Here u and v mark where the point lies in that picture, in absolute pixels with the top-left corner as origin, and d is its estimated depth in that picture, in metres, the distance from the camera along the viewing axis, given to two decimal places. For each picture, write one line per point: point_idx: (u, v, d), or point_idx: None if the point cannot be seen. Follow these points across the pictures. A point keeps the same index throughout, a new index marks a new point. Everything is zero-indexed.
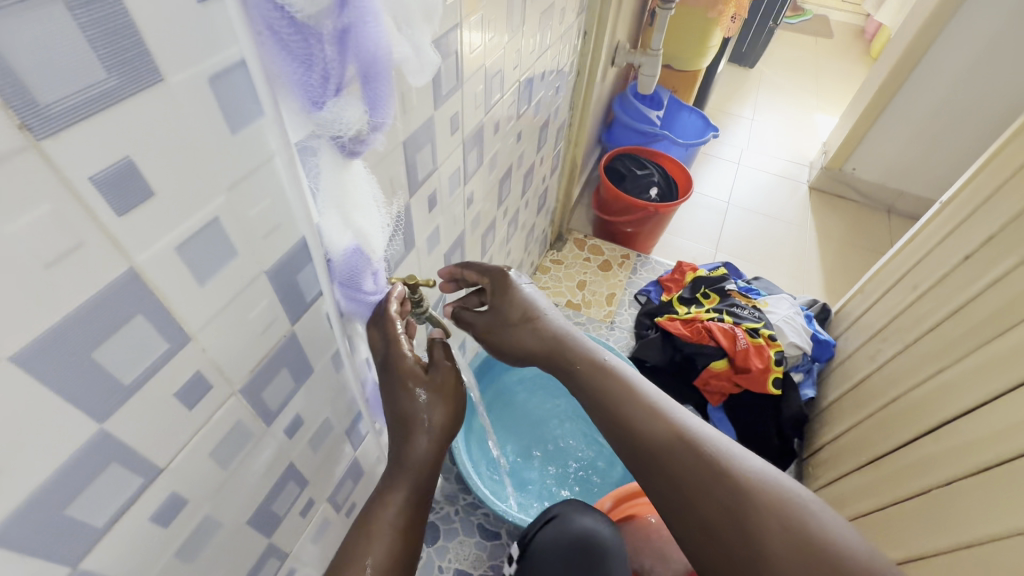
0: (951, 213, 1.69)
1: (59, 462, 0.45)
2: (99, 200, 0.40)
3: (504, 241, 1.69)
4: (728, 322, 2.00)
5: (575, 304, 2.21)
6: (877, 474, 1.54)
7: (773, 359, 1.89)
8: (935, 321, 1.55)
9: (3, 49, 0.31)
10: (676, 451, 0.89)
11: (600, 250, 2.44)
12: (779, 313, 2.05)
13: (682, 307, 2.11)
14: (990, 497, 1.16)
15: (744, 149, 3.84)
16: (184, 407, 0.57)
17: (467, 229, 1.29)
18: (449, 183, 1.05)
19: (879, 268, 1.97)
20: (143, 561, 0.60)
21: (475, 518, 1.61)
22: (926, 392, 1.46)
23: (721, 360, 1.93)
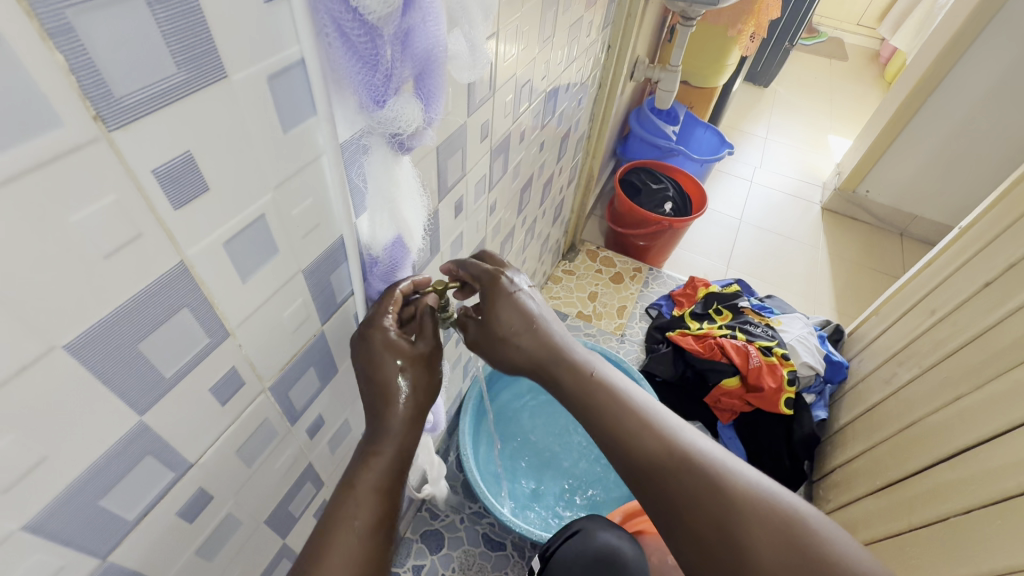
0: (971, 238, 1.69)
1: (99, 451, 0.45)
2: (158, 192, 0.40)
3: (521, 249, 1.69)
4: (741, 339, 1.98)
5: (586, 315, 2.20)
6: (892, 500, 1.52)
7: (786, 378, 1.88)
8: (952, 347, 1.55)
9: (85, 42, 0.31)
10: (676, 472, 0.79)
11: (613, 262, 2.43)
12: (793, 333, 2.04)
13: (694, 323, 2.10)
14: (1009, 527, 1.13)
15: (757, 167, 3.85)
16: (217, 403, 0.57)
17: (488, 236, 1.29)
18: (475, 190, 1.05)
19: (894, 291, 1.96)
20: (169, 556, 0.60)
21: (480, 527, 1.59)
22: (945, 417, 1.45)
23: (732, 378, 1.91)
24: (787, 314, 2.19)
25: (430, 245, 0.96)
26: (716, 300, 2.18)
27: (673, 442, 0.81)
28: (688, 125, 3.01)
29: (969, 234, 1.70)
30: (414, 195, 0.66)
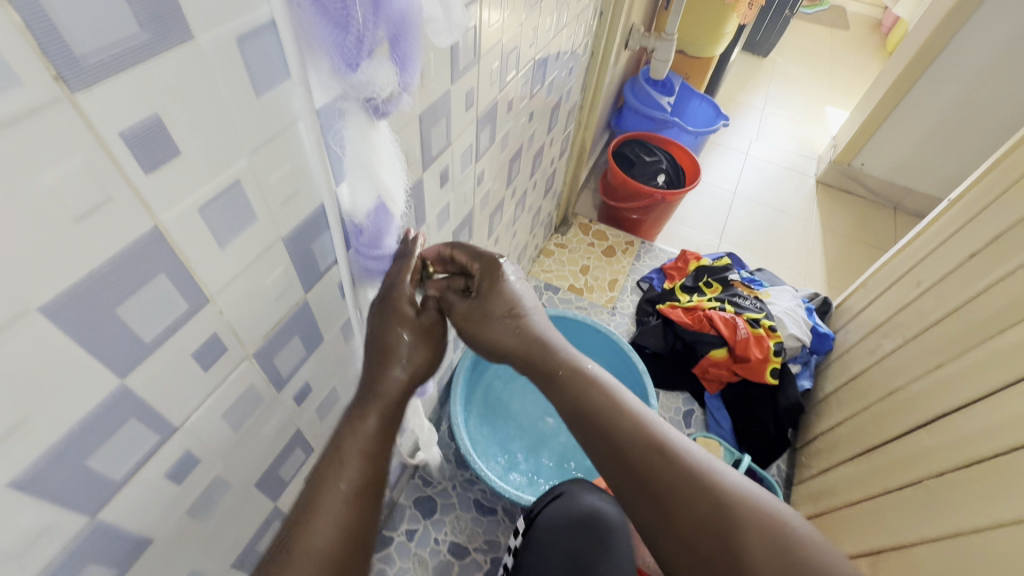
0: (957, 213, 1.98)
1: (76, 413, 0.61)
2: (116, 146, 0.53)
3: (511, 222, 1.70)
4: (730, 312, 2.01)
5: (578, 288, 2.21)
6: (866, 466, 1.85)
7: (771, 349, 1.91)
8: (935, 316, 1.84)
9: (62, 31, 0.44)
10: (652, 458, 1.10)
11: (605, 236, 2.44)
12: (781, 305, 2.06)
13: (684, 296, 2.13)
14: (993, 488, 1.35)
15: (753, 140, 3.82)
16: (200, 368, 0.78)
17: (475, 205, 1.32)
18: (460, 160, 1.11)
19: (885, 264, 2.26)
20: (189, 474, 0.86)
21: (470, 495, 2.06)
22: (925, 385, 1.75)
23: (720, 349, 1.95)
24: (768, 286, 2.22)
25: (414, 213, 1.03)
26: (707, 274, 2.20)
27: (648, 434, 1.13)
28: (683, 97, 2.98)
29: (961, 205, 1.98)
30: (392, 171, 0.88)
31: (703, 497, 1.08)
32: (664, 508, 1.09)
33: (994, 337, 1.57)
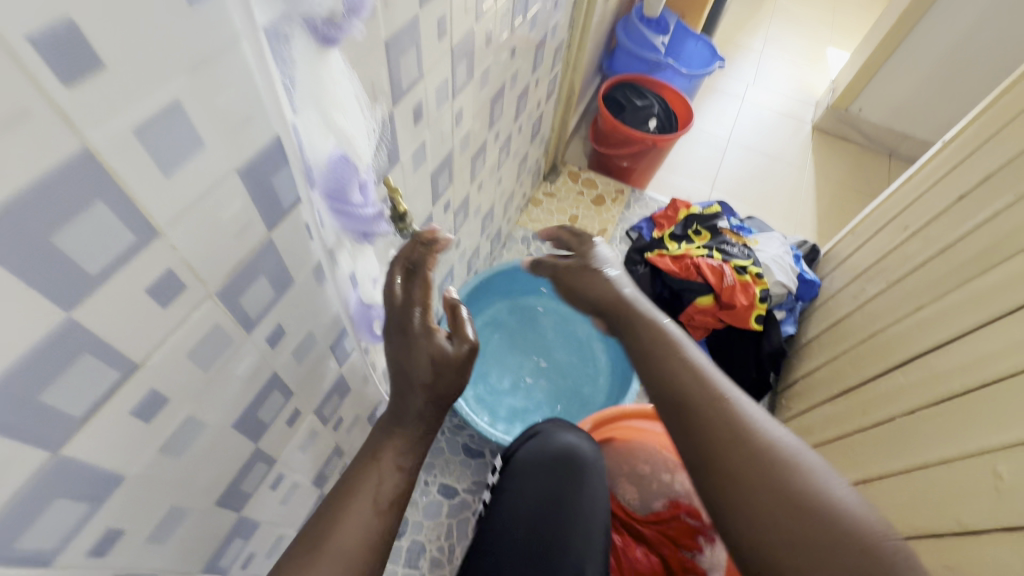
0: (950, 154, 2.20)
1: (35, 341, 0.72)
2: (36, 59, 0.57)
3: (495, 167, 1.79)
4: (717, 259, 2.02)
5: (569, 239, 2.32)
6: (848, 403, 2.20)
7: (757, 295, 1.94)
8: (916, 262, 2.15)
9: None
10: (700, 401, 1.37)
11: (594, 184, 2.53)
12: (769, 253, 2.08)
13: (673, 244, 2.14)
14: (968, 413, 1.69)
15: (750, 85, 3.69)
16: (159, 306, 0.89)
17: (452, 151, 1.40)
18: (436, 95, 1.22)
19: (869, 214, 2.56)
20: (156, 408, 1.00)
21: (461, 441, 2.34)
22: (905, 326, 2.07)
23: (707, 297, 1.97)
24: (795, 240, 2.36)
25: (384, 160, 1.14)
26: (696, 222, 2.19)
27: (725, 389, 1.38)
28: (678, 36, 2.87)
29: (952, 144, 2.19)
30: (360, 126, 0.96)
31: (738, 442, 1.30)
32: (705, 446, 1.33)
33: (991, 269, 1.82)
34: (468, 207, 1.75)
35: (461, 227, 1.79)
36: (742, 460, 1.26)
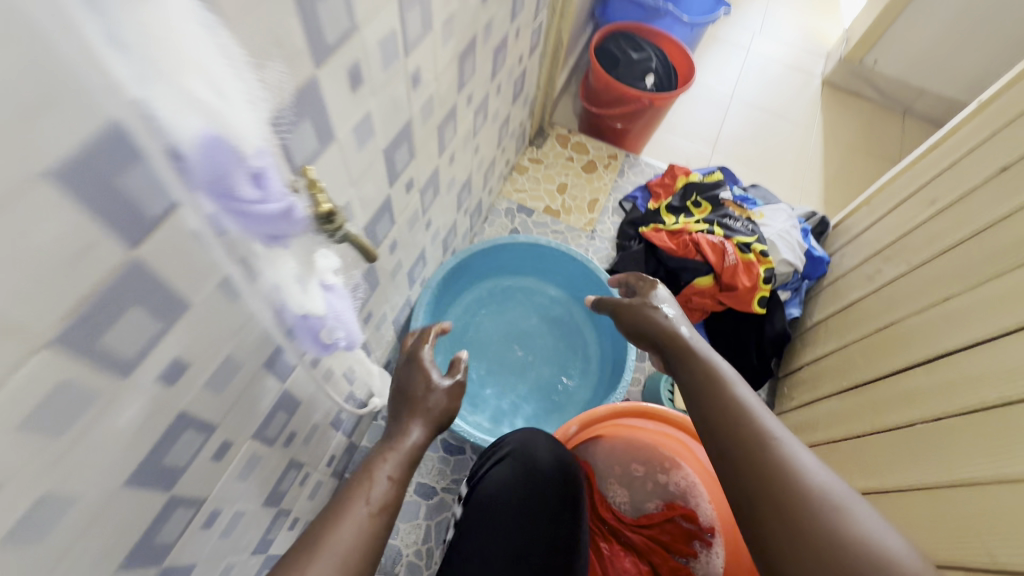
0: (1001, 103, 1.45)
1: None
2: None
3: (471, 138, 1.29)
4: (719, 235, 1.51)
5: (553, 211, 1.75)
6: (848, 401, 1.56)
7: (761, 277, 1.45)
8: (949, 243, 1.42)
9: None
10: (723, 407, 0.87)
11: (586, 147, 1.87)
12: (775, 228, 1.57)
13: (670, 218, 1.61)
14: (981, 448, 1.10)
15: (755, 35, 3.25)
16: (18, 547, 0.41)
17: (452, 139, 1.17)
18: (382, 52, 0.71)
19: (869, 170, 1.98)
20: None
21: None
22: (921, 323, 1.41)
23: (704, 277, 1.47)
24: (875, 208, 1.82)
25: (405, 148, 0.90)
26: (695, 190, 1.64)
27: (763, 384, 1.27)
28: None
29: (991, 106, 1.48)
30: (213, 62, 0.36)
31: (734, 415, 0.86)
32: (713, 422, 0.88)
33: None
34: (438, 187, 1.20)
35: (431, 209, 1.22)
36: (762, 468, 0.79)
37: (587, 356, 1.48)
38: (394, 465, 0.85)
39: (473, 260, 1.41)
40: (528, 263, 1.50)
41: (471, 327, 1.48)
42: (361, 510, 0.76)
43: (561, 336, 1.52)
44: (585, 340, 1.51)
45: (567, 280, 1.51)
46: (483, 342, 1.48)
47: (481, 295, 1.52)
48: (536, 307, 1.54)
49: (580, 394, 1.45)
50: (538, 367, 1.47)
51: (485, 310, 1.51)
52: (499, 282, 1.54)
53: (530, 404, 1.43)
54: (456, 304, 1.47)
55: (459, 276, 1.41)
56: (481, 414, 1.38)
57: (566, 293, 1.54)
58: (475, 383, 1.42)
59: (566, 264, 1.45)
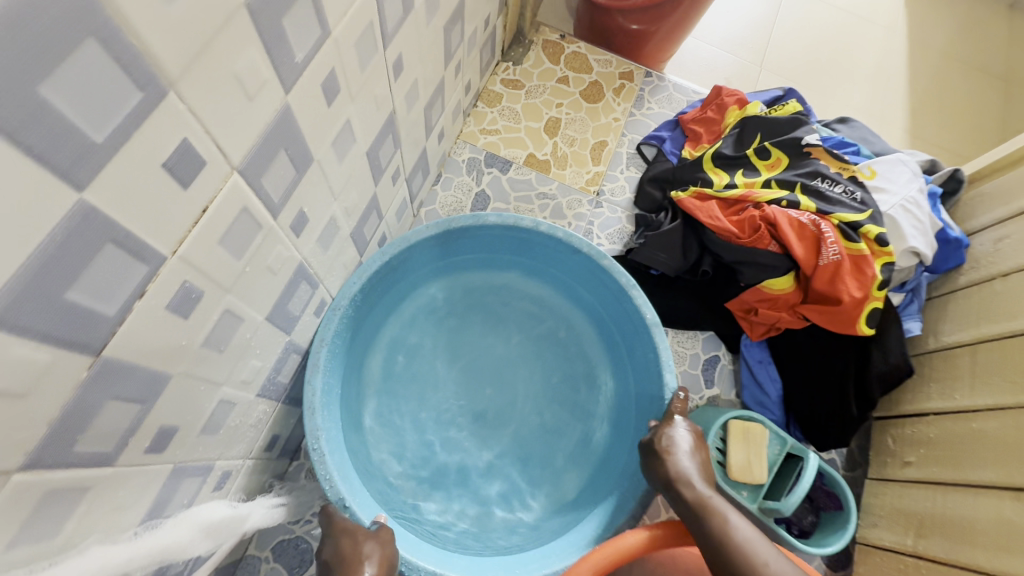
0: None
1: None
2: None
3: (401, 68, 0.62)
4: (809, 211, 0.77)
5: (539, 163, 1.02)
6: (976, 435, 0.71)
7: (878, 280, 0.74)
8: (989, 262, 0.78)
9: None
10: None
11: (586, 59, 1.11)
12: (913, 190, 0.79)
13: (719, 174, 0.88)
14: None
15: None
16: None
17: (384, 54, 0.55)
18: None
19: (952, 58, 1.41)
20: None
21: None
22: (953, 371, 0.78)
23: (783, 279, 0.79)
24: (938, 148, 1.31)
25: (233, 99, 0.35)
26: (761, 132, 0.89)
27: (928, 471, 0.76)
28: None
29: None
30: None
31: None
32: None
33: None
34: (344, 175, 0.58)
35: (330, 222, 0.60)
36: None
37: (599, 404, 0.86)
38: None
39: (414, 258, 0.81)
40: (500, 253, 0.89)
41: (413, 361, 0.86)
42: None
43: (561, 369, 0.88)
44: (592, 368, 0.88)
45: (563, 277, 0.89)
46: (438, 380, 0.86)
47: (429, 310, 0.89)
48: (514, 321, 0.90)
49: (588, 469, 0.82)
50: (519, 420, 0.85)
51: (433, 334, 0.88)
52: (455, 284, 0.90)
53: (515, 490, 0.81)
54: (388, 324, 0.86)
55: (390, 285, 0.81)
56: (439, 507, 0.79)
57: (563, 298, 0.91)
58: (417, 456, 0.82)
59: (561, 256, 0.84)
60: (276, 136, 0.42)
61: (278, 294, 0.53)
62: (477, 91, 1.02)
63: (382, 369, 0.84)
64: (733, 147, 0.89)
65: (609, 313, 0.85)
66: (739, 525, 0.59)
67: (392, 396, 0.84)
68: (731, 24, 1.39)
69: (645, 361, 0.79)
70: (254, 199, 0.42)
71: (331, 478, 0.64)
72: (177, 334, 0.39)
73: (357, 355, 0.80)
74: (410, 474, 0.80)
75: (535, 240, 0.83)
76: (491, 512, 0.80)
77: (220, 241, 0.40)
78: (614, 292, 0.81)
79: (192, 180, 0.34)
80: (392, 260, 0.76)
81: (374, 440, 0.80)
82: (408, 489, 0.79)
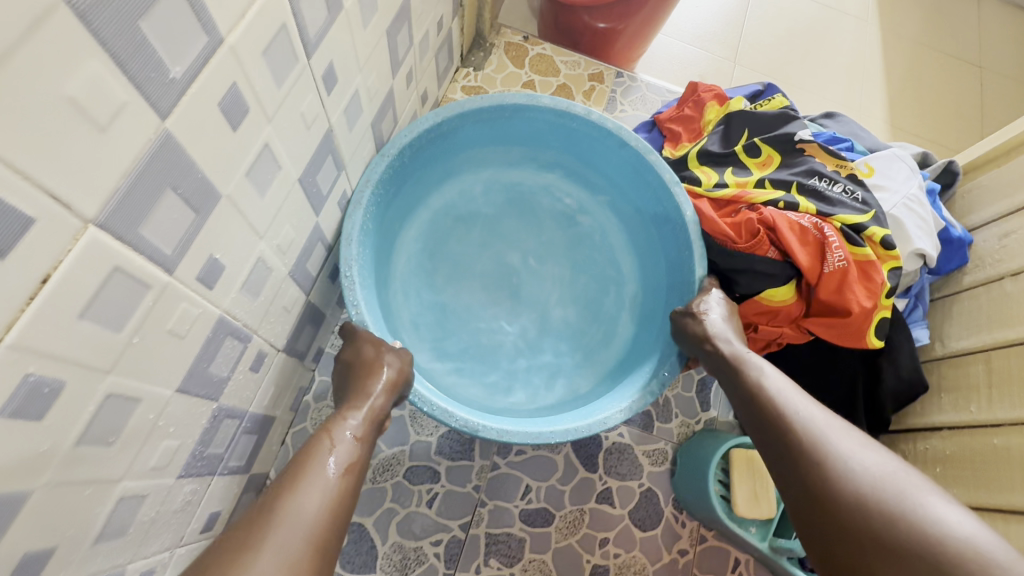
0: None
1: None
2: None
3: (336, 78, 0.53)
4: (807, 215, 0.71)
5: None
6: (998, 457, 0.64)
7: (887, 287, 0.67)
8: (997, 263, 0.72)
9: None
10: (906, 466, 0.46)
11: (551, 61, 1.03)
12: (911, 188, 0.73)
13: (707, 173, 0.81)
14: None
15: None
16: None
17: (310, 63, 0.46)
18: None
19: (925, 49, 1.38)
20: None
21: None
22: (965, 383, 0.71)
23: (783, 290, 0.72)
24: (920, 138, 1.27)
25: (69, 134, 0.26)
26: (749, 127, 0.82)
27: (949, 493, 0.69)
28: None
29: None
30: None
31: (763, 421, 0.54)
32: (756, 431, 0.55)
33: None
34: (272, 207, 0.49)
35: (260, 264, 0.50)
36: (810, 493, 0.46)
37: (623, 307, 0.83)
38: (359, 418, 0.54)
39: (462, 130, 0.78)
40: (543, 146, 0.85)
41: (443, 238, 0.84)
42: (325, 472, 0.46)
43: (587, 269, 0.85)
44: (621, 276, 0.85)
45: (605, 178, 0.85)
46: (460, 263, 0.83)
47: (466, 198, 0.86)
48: (549, 220, 0.87)
49: (607, 365, 0.80)
50: (546, 309, 0.82)
51: (467, 221, 0.85)
52: (495, 176, 0.87)
53: (532, 377, 0.79)
54: (429, 200, 0.84)
55: (432, 154, 0.78)
56: (449, 373, 0.77)
57: (602, 205, 0.87)
58: (437, 330, 0.79)
59: (606, 149, 0.80)
60: (157, 173, 0.33)
61: (194, 358, 0.44)
62: (435, 100, 0.94)
63: (415, 245, 0.82)
64: (720, 145, 0.83)
65: (648, 214, 0.81)
66: (772, 376, 0.58)
67: (417, 271, 0.81)
68: (701, 21, 1.33)
69: (676, 254, 0.77)
70: (132, 255, 0.33)
71: (359, 305, 0.63)
72: (28, 443, 0.30)
73: (395, 214, 0.78)
74: (427, 342, 0.78)
75: (581, 131, 0.79)
76: (502, 393, 0.77)
77: (82, 315, 0.30)
78: (655, 189, 0.77)
79: (12, 250, 0.25)
80: (442, 125, 0.73)
81: (399, 300, 0.79)
82: (423, 349, 0.77)
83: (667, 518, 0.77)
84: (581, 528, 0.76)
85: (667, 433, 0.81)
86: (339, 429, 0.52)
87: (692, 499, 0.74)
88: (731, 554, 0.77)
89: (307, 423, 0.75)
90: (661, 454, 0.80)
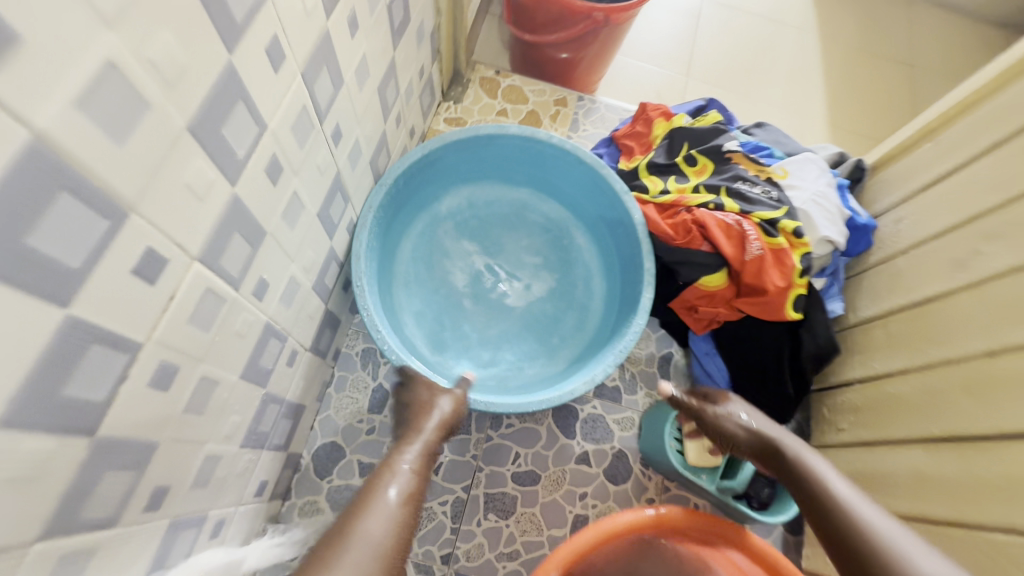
0: None
1: None
2: None
3: (341, 133, 0.69)
4: (732, 212, 0.86)
5: None
6: (894, 401, 0.79)
7: (797, 270, 0.83)
8: (892, 242, 0.87)
9: None
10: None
11: (521, 91, 1.19)
12: (818, 185, 0.88)
13: (654, 182, 0.95)
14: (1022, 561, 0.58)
15: None
16: None
17: (322, 127, 0.62)
18: None
19: (858, 52, 1.53)
20: None
21: None
22: (870, 344, 0.85)
23: (717, 276, 0.86)
24: (855, 134, 1.42)
25: (186, 205, 0.41)
26: (688, 140, 0.97)
27: (859, 435, 0.84)
28: None
29: None
30: None
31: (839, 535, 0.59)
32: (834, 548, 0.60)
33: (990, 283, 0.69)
34: (300, 236, 0.65)
35: (292, 280, 0.66)
36: None
37: (592, 298, 0.98)
38: (415, 451, 0.67)
39: (446, 157, 0.93)
40: (516, 167, 1.00)
41: (437, 249, 0.99)
42: (389, 501, 0.59)
43: (560, 267, 1.00)
44: (589, 272, 1.00)
45: (569, 190, 1.00)
46: (452, 269, 0.98)
47: (455, 214, 1.01)
48: (527, 230, 1.02)
49: (579, 347, 0.95)
50: (527, 304, 0.97)
51: (456, 233, 1.00)
52: (478, 195, 1.02)
53: (518, 361, 0.94)
54: (421, 216, 0.99)
55: (423, 180, 0.93)
56: (445, 360, 0.92)
57: (570, 213, 1.02)
58: (435, 326, 0.95)
59: (567, 167, 0.95)
60: (229, 222, 0.48)
61: (251, 353, 0.59)
62: (422, 132, 1.10)
63: (412, 254, 0.98)
64: (664, 157, 0.98)
65: (605, 219, 0.96)
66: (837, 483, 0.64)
67: (415, 277, 0.97)
68: (656, 41, 1.48)
69: (629, 251, 0.92)
70: (215, 279, 0.48)
71: (368, 308, 0.78)
72: (160, 407, 0.46)
73: (394, 231, 0.93)
74: (427, 335, 0.93)
75: (546, 152, 0.94)
76: (491, 374, 0.92)
77: (189, 321, 0.46)
78: (609, 197, 0.92)
79: (159, 278, 0.41)
80: (429, 155, 0.89)
81: (400, 302, 0.94)
82: (423, 341, 0.93)
83: (636, 474, 0.92)
84: (564, 485, 0.91)
85: (633, 403, 0.96)
86: (398, 462, 0.65)
87: (654, 454, 0.89)
88: (691, 499, 0.92)
89: (331, 411, 0.90)
90: (629, 420, 0.95)
